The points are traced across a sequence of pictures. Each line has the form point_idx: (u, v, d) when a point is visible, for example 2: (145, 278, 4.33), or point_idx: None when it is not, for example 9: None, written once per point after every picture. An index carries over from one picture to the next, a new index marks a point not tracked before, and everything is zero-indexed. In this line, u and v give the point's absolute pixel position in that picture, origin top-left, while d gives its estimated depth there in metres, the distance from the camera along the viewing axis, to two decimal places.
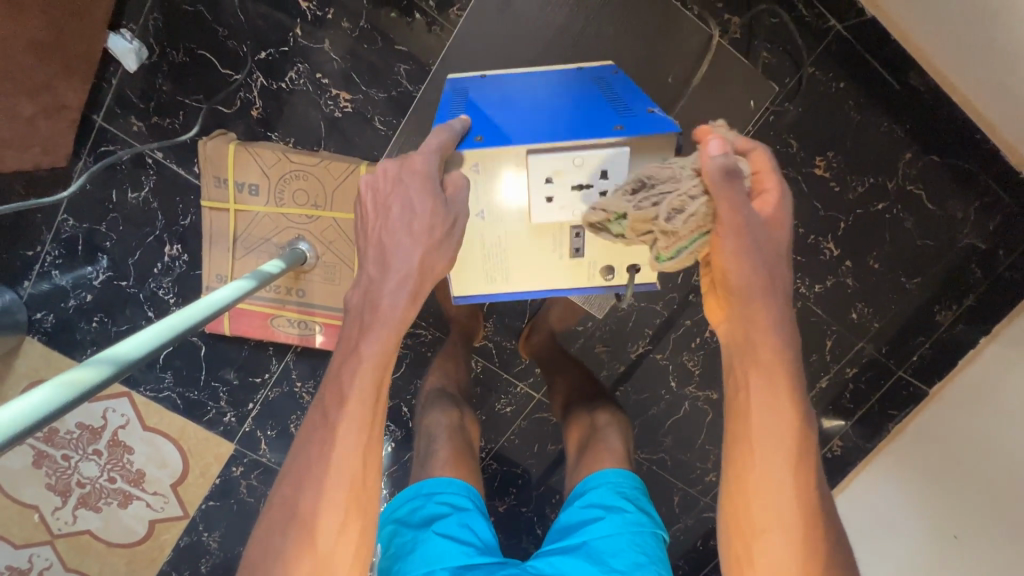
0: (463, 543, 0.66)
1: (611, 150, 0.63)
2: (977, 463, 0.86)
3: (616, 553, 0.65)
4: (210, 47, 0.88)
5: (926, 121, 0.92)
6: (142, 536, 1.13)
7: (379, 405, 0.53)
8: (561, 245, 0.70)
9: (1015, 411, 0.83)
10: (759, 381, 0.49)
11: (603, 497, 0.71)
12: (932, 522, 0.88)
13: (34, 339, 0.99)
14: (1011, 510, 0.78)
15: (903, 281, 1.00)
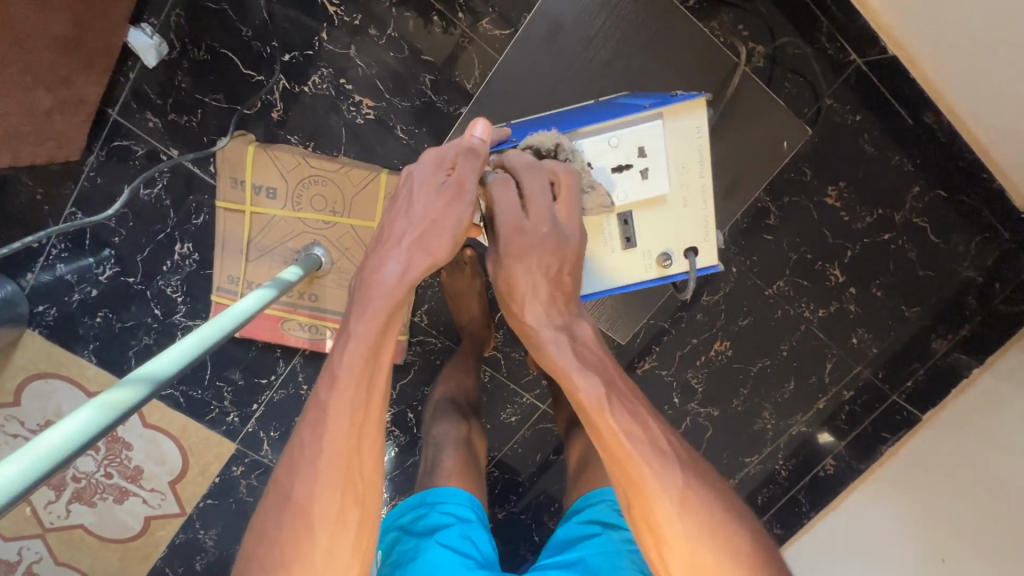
0: (463, 555, 0.64)
1: (643, 124, 0.67)
2: (983, 492, 0.87)
3: (614, 569, 0.64)
4: (233, 47, 0.87)
5: (935, 156, 0.94)
6: (136, 532, 1.12)
7: (362, 439, 0.52)
8: (611, 236, 0.71)
9: (1004, 446, 0.87)
10: (611, 446, 0.52)
11: (605, 513, 0.71)
12: (924, 545, 0.89)
13: (34, 332, 0.97)
14: (996, 537, 0.81)
15: (904, 310, 1.03)
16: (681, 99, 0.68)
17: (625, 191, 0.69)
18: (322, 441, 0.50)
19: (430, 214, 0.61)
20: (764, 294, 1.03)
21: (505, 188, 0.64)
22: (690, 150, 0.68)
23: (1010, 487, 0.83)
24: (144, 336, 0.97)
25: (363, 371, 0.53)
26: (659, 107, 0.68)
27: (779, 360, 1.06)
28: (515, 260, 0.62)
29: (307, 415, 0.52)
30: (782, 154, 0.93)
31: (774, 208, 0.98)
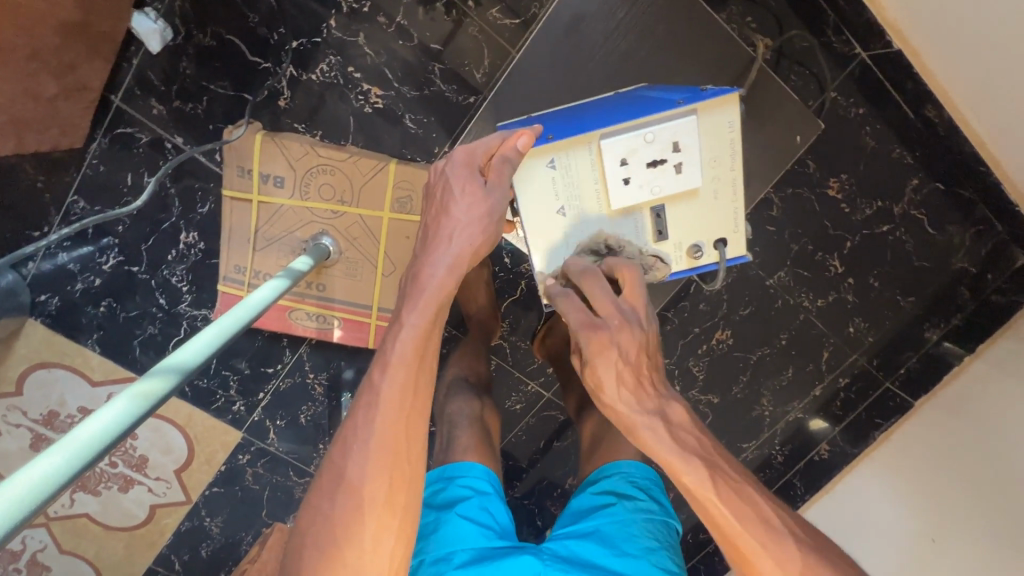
0: (483, 526, 0.66)
1: (677, 120, 0.68)
2: (977, 471, 0.90)
3: (628, 538, 0.67)
4: (239, 33, 0.86)
5: (935, 150, 0.96)
6: (142, 520, 1.12)
7: (412, 425, 0.53)
8: (643, 229, 0.73)
9: (999, 429, 0.90)
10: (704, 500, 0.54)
11: (618, 485, 0.74)
12: (921, 524, 0.93)
13: (37, 322, 0.95)
14: (990, 516, 0.85)
15: (899, 300, 1.05)
16: (714, 93, 0.69)
17: (659, 185, 0.70)
18: (373, 422, 0.52)
19: (471, 211, 0.63)
20: (765, 284, 1.05)
21: (593, 278, 0.65)
22: (723, 145, 0.69)
23: (1004, 470, 0.87)
24: (150, 325, 0.97)
25: (414, 358, 0.54)
26: (693, 102, 0.68)
27: (778, 348, 1.09)
28: (597, 354, 0.59)
29: (359, 400, 0.53)
30: (796, 148, 0.96)
31: (777, 199, 1.00)
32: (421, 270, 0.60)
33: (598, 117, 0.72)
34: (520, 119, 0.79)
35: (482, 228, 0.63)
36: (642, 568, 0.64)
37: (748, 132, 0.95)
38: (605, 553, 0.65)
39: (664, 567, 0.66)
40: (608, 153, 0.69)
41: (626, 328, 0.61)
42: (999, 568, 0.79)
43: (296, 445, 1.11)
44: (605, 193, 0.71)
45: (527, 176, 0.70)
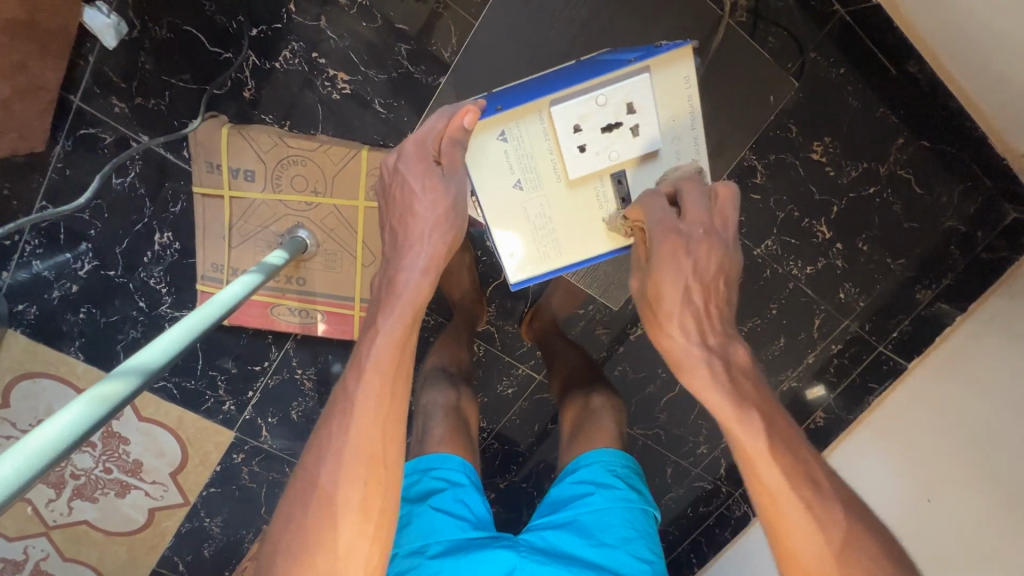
0: (457, 518, 0.67)
1: (629, 80, 0.66)
2: (969, 431, 0.90)
3: (606, 528, 0.66)
4: (197, 23, 0.84)
5: (919, 106, 0.94)
6: (142, 524, 1.12)
7: (388, 431, 0.52)
8: (606, 198, 0.70)
9: (989, 389, 0.90)
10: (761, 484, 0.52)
11: (596, 474, 0.72)
12: (912, 481, 0.94)
13: (17, 332, 0.94)
14: (984, 477, 0.85)
15: (889, 262, 1.04)
16: (667, 48, 0.66)
17: (617, 149, 0.68)
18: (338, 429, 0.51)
19: (435, 209, 0.63)
20: (752, 254, 1.03)
21: (647, 200, 0.62)
22: (680, 102, 0.67)
23: (995, 431, 0.86)
24: (131, 330, 0.95)
25: (391, 365, 0.54)
26: (644, 60, 0.66)
27: (769, 318, 1.08)
28: (668, 259, 0.58)
29: (335, 406, 0.52)
30: (770, 107, 0.94)
31: (761, 167, 0.98)
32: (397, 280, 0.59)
33: (548, 83, 0.70)
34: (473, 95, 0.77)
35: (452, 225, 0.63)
36: (619, 558, 0.64)
37: (726, 98, 0.93)
38: (579, 542, 0.65)
39: (641, 557, 0.65)
40: (557, 119, 0.67)
41: (698, 241, 0.58)
42: (995, 529, 0.80)
43: (289, 441, 1.10)
44: (561, 162, 0.69)
45: (478, 152, 0.69)
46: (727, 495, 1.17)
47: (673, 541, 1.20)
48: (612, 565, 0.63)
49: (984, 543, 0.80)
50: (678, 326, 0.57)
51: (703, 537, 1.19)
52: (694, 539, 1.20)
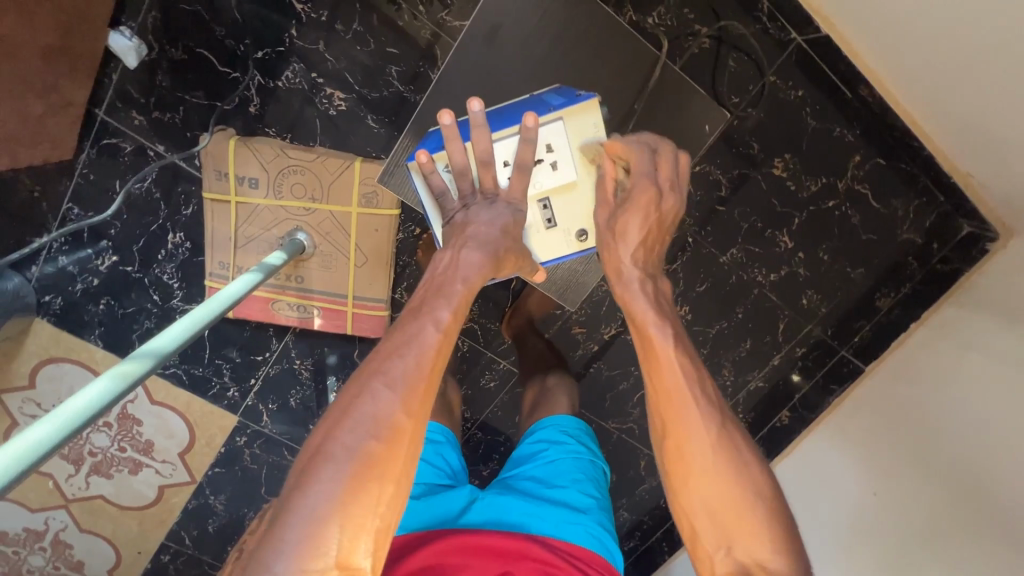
0: (434, 467, 0.78)
1: (548, 125, 0.73)
2: (929, 432, 0.94)
3: (559, 473, 0.76)
4: (209, 46, 0.93)
5: (873, 127, 1.01)
6: (152, 499, 1.22)
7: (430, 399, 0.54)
8: (534, 218, 0.76)
9: (950, 390, 0.94)
10: (661, 379, 0.60)
11: (550, 433, 0.82)
12: (876, 477, 0.98)
13: (44, 320, 1.04)
14: (947, 473, 0.88)
15: (849, 271, 1.11)
16: (583, 97, 0.73)
17: (539, 181, 0.75)
18: (401, 372, 0.53)
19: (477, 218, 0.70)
20: (719, 261, 1.11)
21: (635, 156, 0.71)
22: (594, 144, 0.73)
23: (954, 430, 0.90)
24: (146, 320, 1.05)
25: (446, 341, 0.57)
26: (558, 109, 0.73)
27: (735, 322, 1.15)
28: (641, 206, 0.69)
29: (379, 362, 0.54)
30: (704, 138, 0.93)
31: (726, 182, 1.06)
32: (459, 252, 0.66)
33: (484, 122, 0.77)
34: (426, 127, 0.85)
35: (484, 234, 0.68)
36: (568, 494, 0.73)
37: None
38: (531, 484, 0.75)
39: (588, 494, 0.74)
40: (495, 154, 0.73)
41: (669, 195, 0.71)
42: (960, 523, 0.83)
43: (288, 426, 1.20)
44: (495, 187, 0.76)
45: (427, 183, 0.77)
46: None
47: (647, 530, 1.28)
48: (562, 497, 0.72)
49: (946, 546, 0.84)
50: (632, 247, 0.70)
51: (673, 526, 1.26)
52: (666, 528, 1.27)
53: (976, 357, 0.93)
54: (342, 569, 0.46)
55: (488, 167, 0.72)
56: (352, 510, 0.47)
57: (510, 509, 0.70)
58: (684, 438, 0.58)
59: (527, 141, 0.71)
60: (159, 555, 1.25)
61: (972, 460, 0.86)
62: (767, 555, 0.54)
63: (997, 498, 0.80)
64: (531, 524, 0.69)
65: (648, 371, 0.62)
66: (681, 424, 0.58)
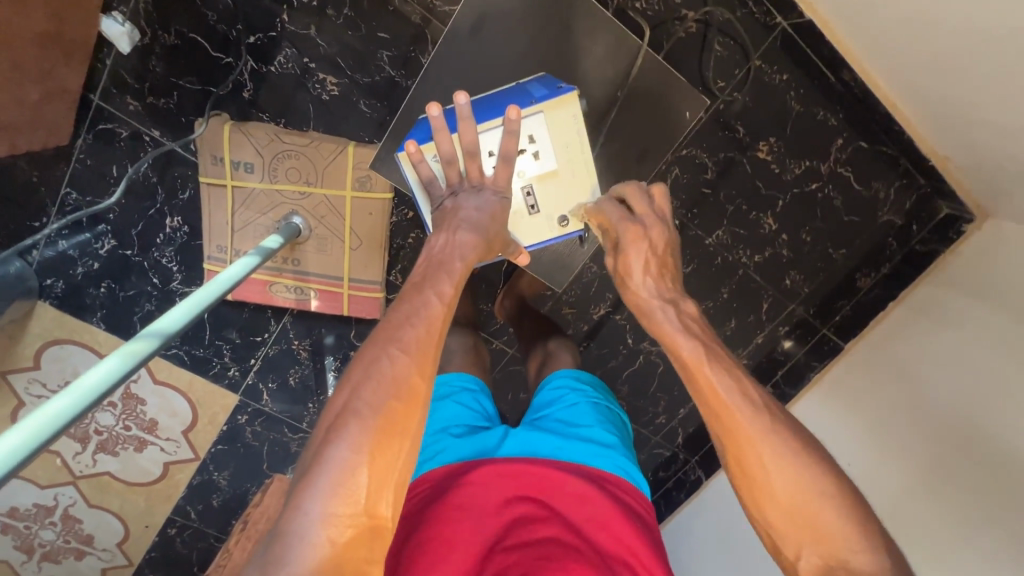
0: (472, 411, 0.81)
1: (530, 116, 0.76)
2: (908, 393, 0.96)
3: (583, 416, 0.80)
4: (200, 31, 0.94)
5: (855, 111, 1.04)
6: (157, 475, 1.26)
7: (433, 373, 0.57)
8: (518, 204, 0.80)
9: (937, 361, 0.95)
10: (715, 402, 0.59)
11: (570, 381, 0.86)
12: (857, 443, 1.00)
13: (46, 304, 1.06)
14: (923, 436, 0.90)
15: (832, 252, 1.14)
16: (562, 90, 0.77)
17: (522, 169, 0.78)
18: (411, 343, 0.56)
19: (463, 204, 0.73)
20: (705, 243, 1.14)
21: (606, 210, 0.75)
22: (573, 134, 0.77)
23: (932, 398, 0.92)
24: (147, 303, 1.08)
25: (440, 321, 0.59)
26: (539, 102, 0.76)
27: (721, 302, 1.19)
28: (632, 244, 0.71)
29: (378, 334, 0.57)
30: (686, 125, 0.94)
31: (713, 165, 1.09)
32: (452, 234, 0.69)
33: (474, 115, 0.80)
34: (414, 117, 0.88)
35: (474, 220, 0.71)
36: (593, 431, 0.77)
37: None
38: (557, 423, 0.78)
39: (610, 432, 0.78)
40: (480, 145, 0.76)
41: (653, 226, 0.73)
42: (938, 487, 0.85)
43: (288, 405, 1.24)
44: None
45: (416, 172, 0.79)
46: (684, 461, 1.29)
47: None
48: (586, 434, 0.76)
49: (920, 507, 0.86)
50: (642, 279, 0.71)
51: (660, 498, 1.32)
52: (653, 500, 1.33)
53: (949, 326, 0.96)
54: (368, 518, 0.50)
55: (473, 157, 0.73)
56: (378, 464, 0.51)
57: (541, 442, 0.73)
58: (745, 455, 0.57)
59: (510, 134, 0.70)
60: (167, 528, 1.30)
61: (947, 416, 0.89)
62: (849, 554, 0.52)
63: (973, 455, 0.82)
64: (564, 452, 0.72)
65: (689, 385, 0.61)
66: (739, 443, 0.57)
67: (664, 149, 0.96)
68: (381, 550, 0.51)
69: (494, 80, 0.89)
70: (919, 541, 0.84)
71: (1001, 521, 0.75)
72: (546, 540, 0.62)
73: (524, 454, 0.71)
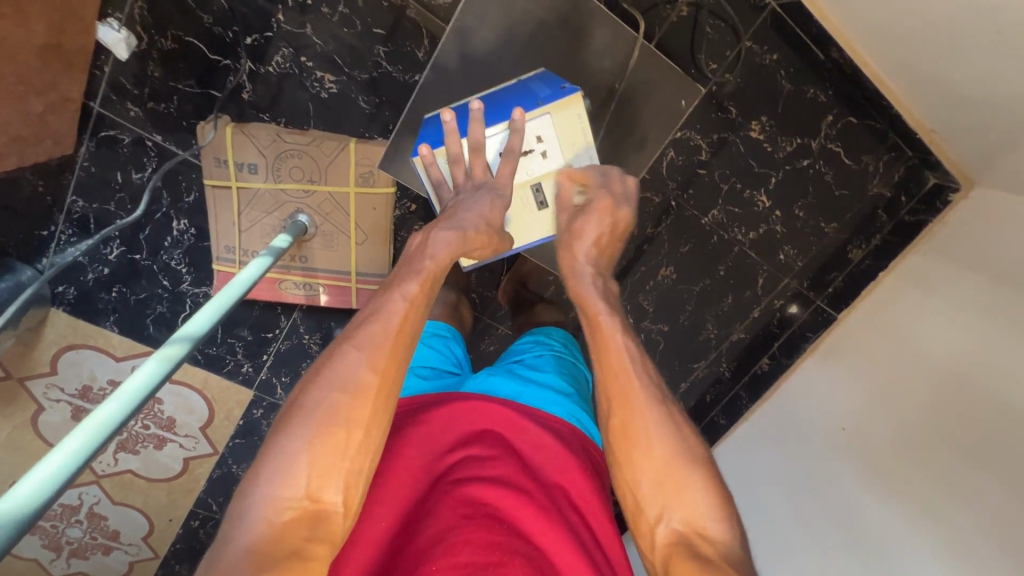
0: (443, 355, 0.84)
1: (537, 118, 0.78)
2: (900, 359, 1.01)
3: (546, 364, 0.83)
4: (197, 35, 0.95)
5: (845, 87, 1.06)
6: (178, 471, 1.30)
7: (390, 368, 0.60)
8: (526, 202, 0.82)
9: (926, 328, 0.99)
10: (613, 362, 0.66)
11: (539, 338, 0.90)
12: (846, 413, 1.05)
13: (59, 310, 1.08)
14: (908, 402, 0.96)
15: (824, 226, 1.18)
16: (567, 91, 0.78)
17: (530, 169, 0.80)
18: (371, 343, 0.60)
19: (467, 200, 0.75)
20: (701, 223, 1.17)
21: (591, 172, 0.78)
22: (577, 133, 0.79)
23: (919, 363, 0.97)
24: (158, 305, 1.10)
25: (401, 321, 0.62)
26: (545, 104, 0.78)
27: (718, 279, 1.22)
28: (597, 212, 0.76)
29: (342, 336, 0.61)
30: (681, 112, 0.97)
31: (706, 146, 1.11)
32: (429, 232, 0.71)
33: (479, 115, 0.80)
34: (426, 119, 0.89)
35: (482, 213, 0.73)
36: (552, 379, 0.79)
37: None
38: (520, 369, 0.80)
39: (568, 382, 0.80)
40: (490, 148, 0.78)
41: (622, 205, 0.78)
42: (922, 444, 0.91)
43: None
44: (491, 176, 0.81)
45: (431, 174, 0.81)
46: None
47: None
48: (547, 381, 0.78)
49: (908, 462, 0.91)
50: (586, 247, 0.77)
51: None
52: None
53: (937, 292, 1.01)
54: (311, 499, 0.53)
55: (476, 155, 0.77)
56: (319, 454, 0.54)
57: (502, 383, 0.74)
58: (630, 413, 0.63)
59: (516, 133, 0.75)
60: (189, 521, 1.34)
61: (937, 378, 0.93)
62: (706, 522, 0.57)
63: (957, 412, 0.88)
64: (523, 396, 0.73)
65: (597, 348, 0.68)
66: (626, 401, 0.63)
67: (660, 134, 0.98)
68: (326, 532, 0.53)
69: (491, 73, 0.91)
70: (910, 487, 0.89)
71: (989, 466, 0.80)
72: (498, 476, 0.63)
73: (482, 392, 0.72)
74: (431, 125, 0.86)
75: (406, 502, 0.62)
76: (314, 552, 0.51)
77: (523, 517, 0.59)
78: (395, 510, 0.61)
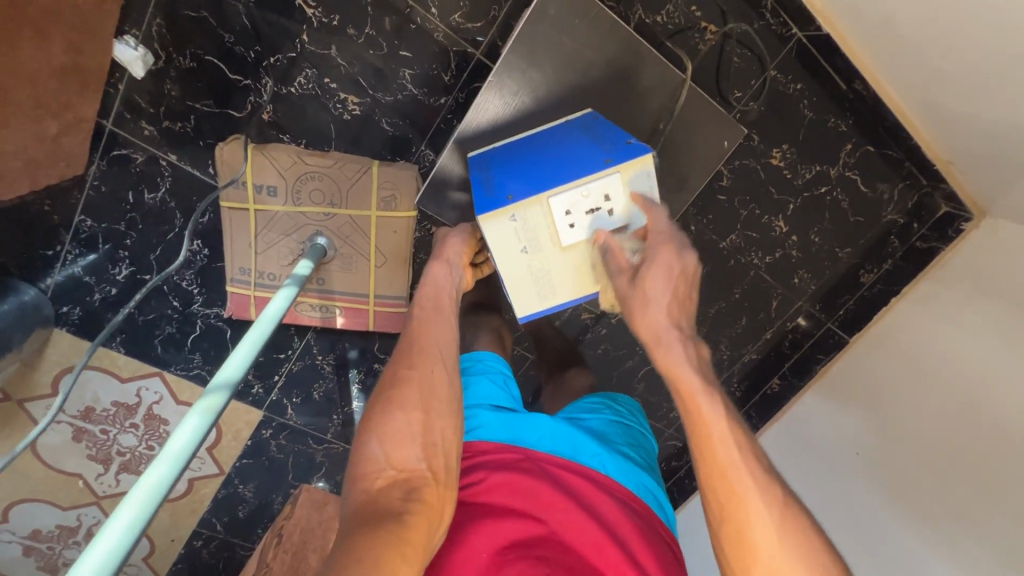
0: (508, 392, 0.81)
1: (607, 176, 0.77)
2: (911, 386, 1.03)
3: (616, 434, 0.82)
4: (217, 53, 0.91)
5: (866, 116, 1.07)
6: (182, 491, 1.26)
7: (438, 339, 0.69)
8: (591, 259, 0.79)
9: (935, 356, 1.01)
10: (720, 461, 0.59)
11: (609, 403, 0.90)
12: (856, 439, 1.07)
13: (62, 331, 1.04)
14: (920, 429, 0.98)
15: (838, 251, 1.19)
16: (636, 150, 0.77)
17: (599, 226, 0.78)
18: (431, 313, 0.72)
19: None
20: (719, 247, 1.18)
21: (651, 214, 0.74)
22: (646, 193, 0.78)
23: (929, 389, 0.99)
24: (167, 325, 1.07)
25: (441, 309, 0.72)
26: (616, 163, 0.77)
27: (733, 301, 1.23)
28: (656, 266, 0.70)
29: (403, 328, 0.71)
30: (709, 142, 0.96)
31: (727, 171, 1.11)
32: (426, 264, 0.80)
33: (546, 174, 0.79)
34: (479, 167, 0.86)
35: None
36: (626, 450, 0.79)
37: None
38: (597, 434, 0.80)
39: (639, 454, 0.81)
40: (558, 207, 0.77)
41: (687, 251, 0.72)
42: (933, 476, 0.92)
43: (313, 417, 1.25)
44: (555, 234, 0.79)
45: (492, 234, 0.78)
46: None
47: None
48: (624, 452, 0.78)
49: (920, 491, 0.93)
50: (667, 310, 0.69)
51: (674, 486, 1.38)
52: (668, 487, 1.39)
53: (947, 320, 1.02)
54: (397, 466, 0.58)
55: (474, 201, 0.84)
56: (392, 426, 0.61)
57: (585, 441, 0.74)
58: (745, 519, 0.57)
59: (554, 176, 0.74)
60: (192, 541, 1.31)
61: (947, 406, 0.95)
62: None
63: (967, 442, 0.89)
64: (606, 461, 0.72)
65: (693, 439, 0.62)
66: (740, 507, 0.57)
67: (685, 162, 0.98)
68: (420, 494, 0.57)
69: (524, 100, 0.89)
70: (923, 516, 0.90)
71: (996, 500, 0.81)
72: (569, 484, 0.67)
73: (568, 451, 0.72)
74: (488, 175, 0.83)
75: (505, 538, 0.61)
76: (412, 507, 0.55)
77: (598, 551, 0.61)
78: (493, 544, 0.60)
